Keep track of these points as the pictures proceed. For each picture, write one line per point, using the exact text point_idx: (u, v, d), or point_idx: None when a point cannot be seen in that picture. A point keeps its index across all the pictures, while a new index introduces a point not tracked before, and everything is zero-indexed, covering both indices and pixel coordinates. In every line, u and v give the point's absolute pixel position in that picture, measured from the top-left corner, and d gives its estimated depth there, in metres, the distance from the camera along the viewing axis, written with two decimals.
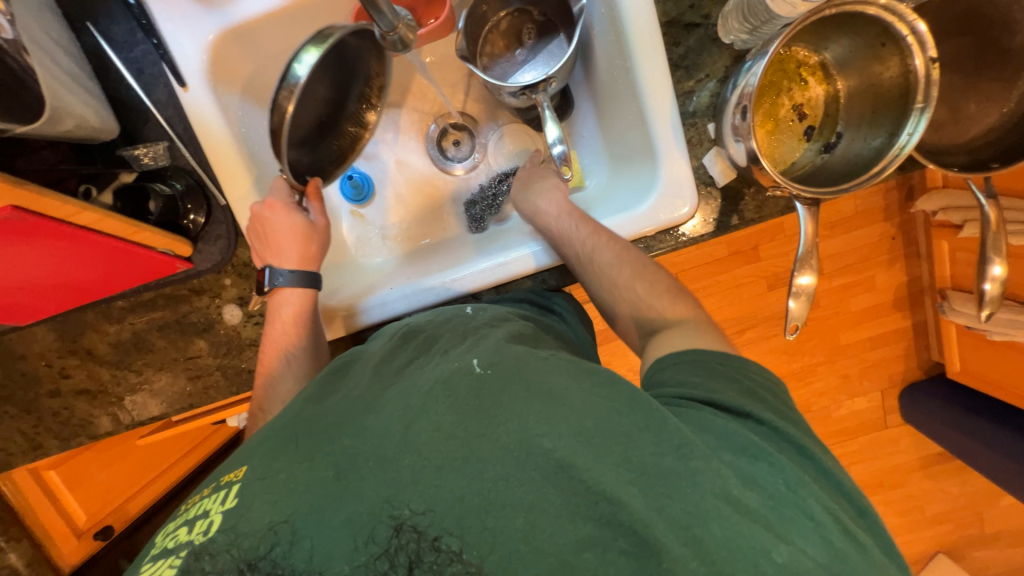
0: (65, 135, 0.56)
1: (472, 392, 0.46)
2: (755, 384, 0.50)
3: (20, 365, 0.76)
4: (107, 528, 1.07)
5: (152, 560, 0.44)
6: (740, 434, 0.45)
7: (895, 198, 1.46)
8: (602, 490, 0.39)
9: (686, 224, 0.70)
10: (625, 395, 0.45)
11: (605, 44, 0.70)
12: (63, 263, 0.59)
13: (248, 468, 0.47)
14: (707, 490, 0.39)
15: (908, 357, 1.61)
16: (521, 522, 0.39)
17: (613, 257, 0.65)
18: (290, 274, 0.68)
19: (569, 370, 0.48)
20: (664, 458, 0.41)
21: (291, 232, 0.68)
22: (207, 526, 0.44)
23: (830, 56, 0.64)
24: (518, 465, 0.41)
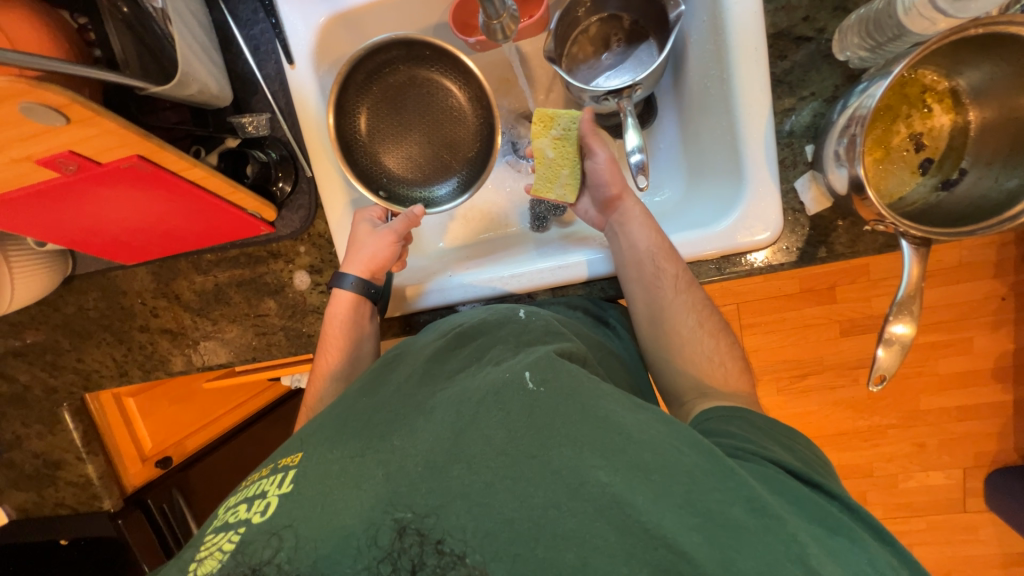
0: (189, 99, 0.61)
1: (526, 408, 0.45)
2: (802, 453, 0.51)
3: (121, 300, 0.85)
4: (165, 458, 1.15)
5: (213, 533, 0.47)
6: (811, 501, 0.44)
7: (1011, 254, 1.28)
8: (663, 536, 0.38)
9: (751, 256, 0.65)
10: (685, 435, 0.44)
11: (701, 53, 0.67)
12: (167, 212, 0.65)
13: (304, 454, 0.49)
14: (783, 553, 0.38)
15: (1002, 437, 1.40)
16: (572, 556, 0.38)
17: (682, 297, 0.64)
18: (354, 283, 0.70)
19: (621, 400, 0.47)
20: (735, 510, 0.39)
21: (367, 244, 0.70)
22: (265, 507, 0.46)
23: (965, 82, 0.56)
24: (571, 493, 0.40)
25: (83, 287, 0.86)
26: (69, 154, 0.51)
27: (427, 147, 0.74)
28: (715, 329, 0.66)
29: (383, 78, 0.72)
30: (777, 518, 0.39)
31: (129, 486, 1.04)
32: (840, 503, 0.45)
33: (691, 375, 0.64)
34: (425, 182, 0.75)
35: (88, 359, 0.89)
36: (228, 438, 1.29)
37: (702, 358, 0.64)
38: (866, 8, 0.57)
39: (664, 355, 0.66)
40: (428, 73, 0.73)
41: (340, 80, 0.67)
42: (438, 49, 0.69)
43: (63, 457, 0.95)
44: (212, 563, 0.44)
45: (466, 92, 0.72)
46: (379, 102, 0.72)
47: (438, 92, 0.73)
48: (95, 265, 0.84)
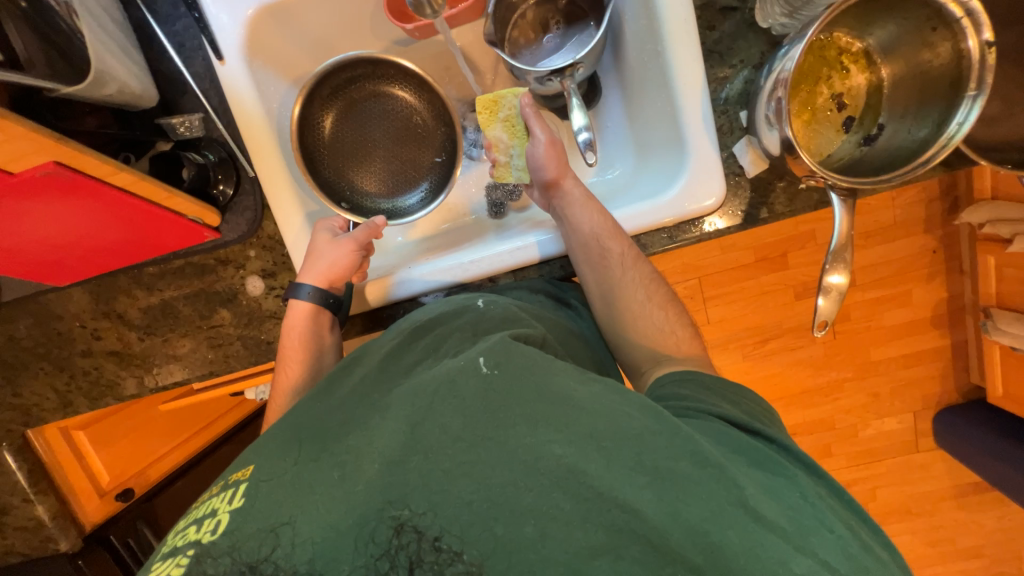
0: (108, 99, 0.58)
1: (481, 393, 0.44)
2: (745, 404, 0.53)
3: (57, 325, 0.80)
4: (126, 491, 1.09)
5: (161, 560, 0.44)
6: (751, 450, 0.46)
7: (938, 209, 1.38)
8: (614, 498, 0.39)
9: (705, 224, 0.68)
10: (635, 401, 0.45)
11: (636, 29, 0.69)
12: (98, 224, 0.61)
13: (254, 466, 0.47)
14: (725, 498, 0.40)
15: (944, 379, 1.52)
16: (530, 530, 0.39)
17: (629, 267, 0.66)
18: (311, 292, 0.68)
19: (574, 374, 0.48)
20: (681, 465, 0.41)
21: (325, 253, 0.68)
22: (214, 526, 0.44)
23: (875, 42, 0.61)
24: (526, 472, 0.40)
25: (13, 314, 0.79)
26: None
27: (393, 161, 0.78)
28: (665, 300, 0.68)
29: (347, 97, 0.76)
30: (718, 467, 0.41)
31: (88, 524, 0.98)
32: (779, 448, 0.48)
33: (643, 341, 0.66)
34: (392, 193, 0.78)
35: (26, 392, 0.83)
36: (195, 464, 1.22)
37: (654, 330, 0.66)
38: None
39: (617, 329, 0.68)
40: (391, 91, 0.76)
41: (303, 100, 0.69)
42: (403, 69, 0.73)
43: (6, 502, 0.88)
44: None
45: (428, 107, 0.76)
46: (343, 121, 0.76)
47: (402, 108, 0.77)
48: (23, 289, 0.78)
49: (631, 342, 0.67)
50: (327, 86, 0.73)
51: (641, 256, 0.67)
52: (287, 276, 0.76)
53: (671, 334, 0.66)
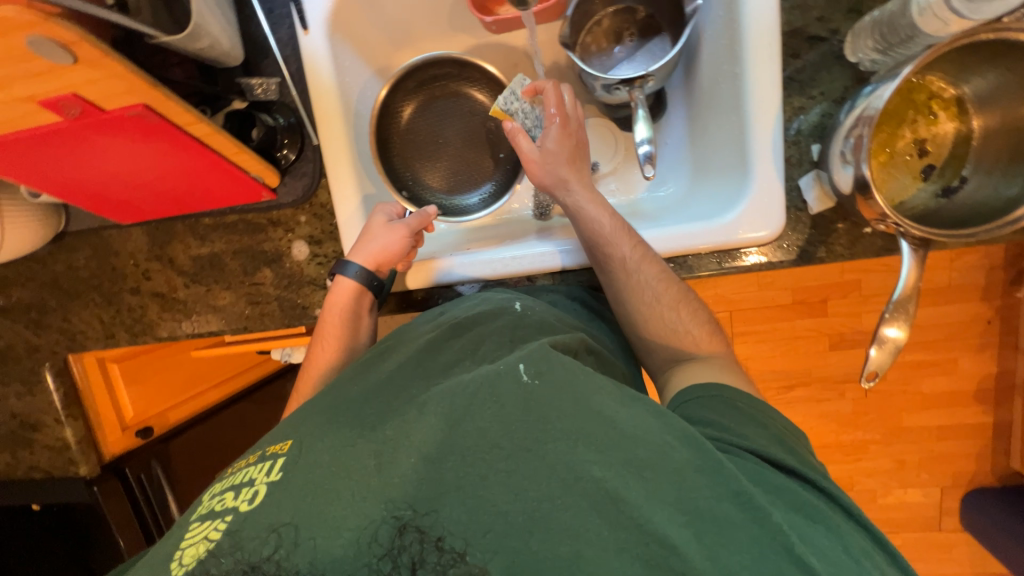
0: (198, 52, 0.61)
1: (521, 403, 0.44)
2: (779, 434, 0.51)
3: (113, 260, 0.84)
4: (146, 429, 1.12)
5: (198, 522, 0.46)
6: (793, 493, 0.43)
7: (1000, 278, 1.30)
8: (654, 531, 0.38)
9: (747, 256, 0.66)
10: (675, 430, 0.44)
11: (714, 49, 0.68)
12: (170, 168, 0.64)
13: (293, 443, 0.49)
14: (770, 546, 0.38)
15: (980, 458, 1.43)
16: (567, 551, 0.38)
17: (633, 255, 0.64)
18: (357, 272, 0.69)
19: (611, 391, 0.47)
20: (723, 506, 0.39)
21: (378, 237, 0.69)
22: (252, 495, 0.46)
23: (970, 91, 0.57)
24: (565, 488, 0.40)
25: (75, 244, 0.84)
26: (73, 97, 0.50)
27: (460, 160, 0.80)
28: (676, 296, 0.64)
29: (427, 94, 0.78)
30: (764, 512, 0.39)
31: (105, 454, 1.01)
32: (820, 491, 0.45)
33: (655, 335, 0.65)
34: (453, 190, 0.80)
35: (74, 319, 0.87)
36: (211, 414, 1.27)
37: (665, 326, 0.64)
38: (880, 11, 0.58)
39: (626, 321, 0.67)
40: (470, 93, 0.79)
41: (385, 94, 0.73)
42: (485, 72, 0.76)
43: (40, 419, 0.93)
44: (199, 550, 0.43)
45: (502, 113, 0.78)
46: (419, 115, 0.79)
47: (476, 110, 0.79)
48: (89, 222, 0.82)
49: (652, 344, 0.66)
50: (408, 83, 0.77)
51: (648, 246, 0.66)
52: (332, 246, 0.78)
53: (703, 351, 0.63)
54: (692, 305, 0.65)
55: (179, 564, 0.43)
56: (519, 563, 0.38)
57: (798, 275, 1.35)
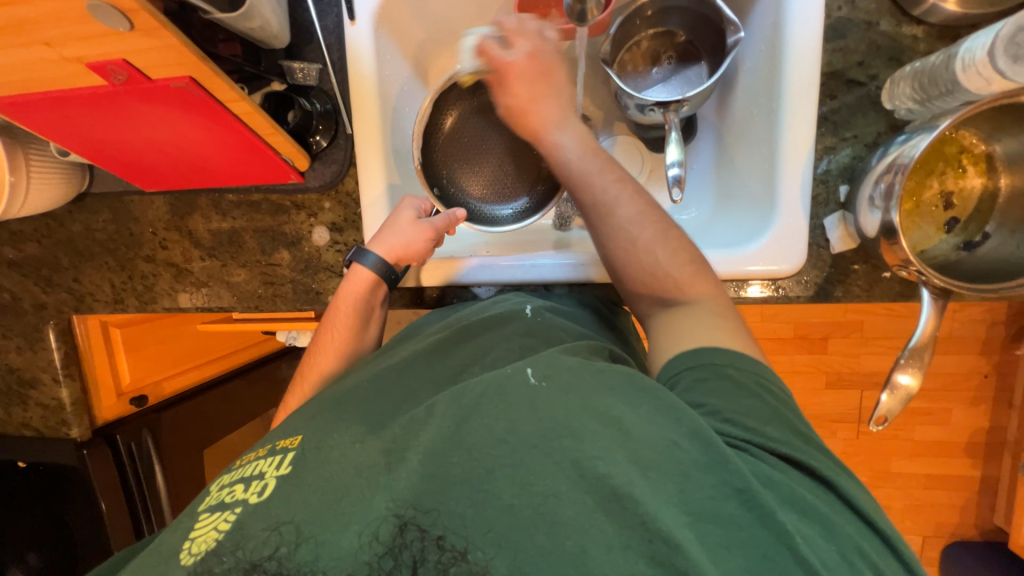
0: (247, 32, 0.62)
1: (527, 401, 0.44)
2: (777, 410, 0.48)
3: (132, 227, 0.84)
4: (141, 397, 1.11)
5: (207, 512, 0.47)
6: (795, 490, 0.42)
7: (1000, 334, 1.31)
8: (659, 530, 0.37)
9: (748, 288, 0.67)
10: (685, 426, 0.43)
11: (752, 81, 0.69)
12: (204, 142, 0.65)
13: (303, 438, 0.50)
14: (771, 546, 0.38)
15: (965, 511, 1.43)
16: (573, 549, 0.38)
17: (613, 185, 0.61)
18: (375, 262, 0.69)
19: (621, 390, 0.46)
20: (727, 505, 0.39)
21: (400, 231, 0.70)
22: (261, 488, 0.46)
23: (1001, 149, 0.59)
24: (572, 484, 0.40)
25: (95, 207, 0.84)
26: (122, 62, 0.51)
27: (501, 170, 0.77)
28: (651, 238, 0.59)
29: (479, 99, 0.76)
30: (780, 523, 0.38)
31: (98, 419, 1.02)
32: (823, 484, 0.44)
33: (635, 278, 0.60)
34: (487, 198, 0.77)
35: (85, 281, 0.87)
36: (207, 389, 1.27)
37: (643, 268, 0.59)
38: (922, 62, 0.59)
39: (606, 263, 0.63)
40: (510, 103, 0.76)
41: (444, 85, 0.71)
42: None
43: (36, 376, 0.93)
44: (208, 541, 0.43)
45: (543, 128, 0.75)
46: (468, 119, 0.76)
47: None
48: (112, 185, 0.82)
49: (636, 292, 0.61)
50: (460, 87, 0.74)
51: (626, 176, 0.62)
52: (352, 234, 0.78)
53: (691, 298, 0.57)
54: (674, 244, 0.59)
55: (188, 553, 0.43)
56: (521, 564, 0.38)
57: (802, 311, 1.36)
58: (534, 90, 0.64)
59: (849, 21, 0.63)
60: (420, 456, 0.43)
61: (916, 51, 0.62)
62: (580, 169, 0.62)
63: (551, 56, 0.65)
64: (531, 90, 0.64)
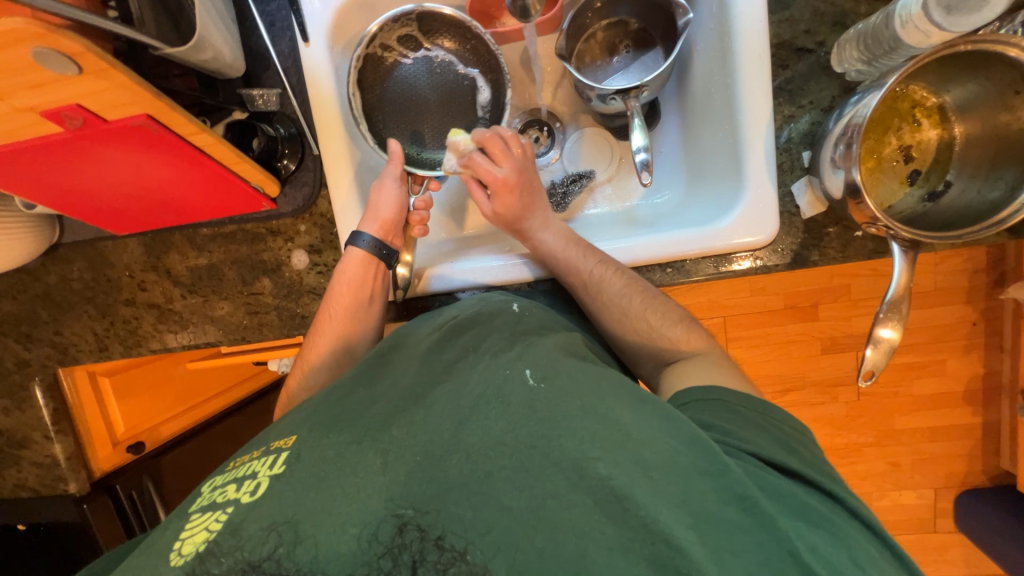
0: (200, 64, 0.62)
1: (527, 403, 0.44)
2: (772, 429, 0.50)
3: (108, 271, 0.83)
4: (137, 444, 1.09)
5: (199, 511, 0.46)
6: (799, 497, 0.43)
7: (983, 280, 1.33)
8: (660, 530, 0.37)
9: (736, 263, 0.68)
10: (684, 435, 0.42)
11: (707, 59, 0.70)
12: (169, 178, 0.64)
13: (298, 438, 0.48)
14: (776, 552, 0.37)
15: (972, 459, 1.45)
16: (571, 548, 0.38)
17: (596, 268, 0.66)
18: (368, 242, 0.70)
19: (623, 397, 0.45)
20: (730, 511, 0.39)
21: (380, 201, 0.71)
22: (254, 488, 0.45)
23: (951, 99, 0.60)
24: (568, 483, 0.39)
25: (69, 256, 0.83)
26: (76, 107, 0.50)
27: (450, 120, 0.74)
28: (639, 307, 0.65)
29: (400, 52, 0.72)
30: (771, 517, 0.38)
31: (96, 470, 0.99)
32: (826, 495, 0.45)
33: (636, 344, 0.67)
34: (443, 147, 0.75)
35: (66, 332, 0.86)
36: (206, 426, 1.26)
37: (642, 335, 0.66)
38: (864, 24, 0.61)
39: (603, 332, 0.69)
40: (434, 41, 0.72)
41: (360, 58, 0.68)
42: (445, 18, 0.69)
43: (26, 436, 0.91)
44: (199, 541, 0.43)
45: (475, 59, 0.73)
46: (398, 73, 0.72)
47: (449, 61, 0.73)
48: (84, 233, 0.81)
49: (638, 353, 0.68)
50: (372, 56, 0.70)
51: (608, 257, 0.68)
52: (331, 254, 0.78)
53: (690, 354, 0.64)
54: (662, 309, 0.66)
55: (177, 555, 0.42)
56: (523, 562, 0.38)
57: (789, 281, 1.37)
58: (524, 199, 0.70)
59: None
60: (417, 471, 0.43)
61: (859, 14, 0.64)
62: (566, 257, 0.68)
63: (532, 169, 0.72)
64: (516, 199, 0.70)
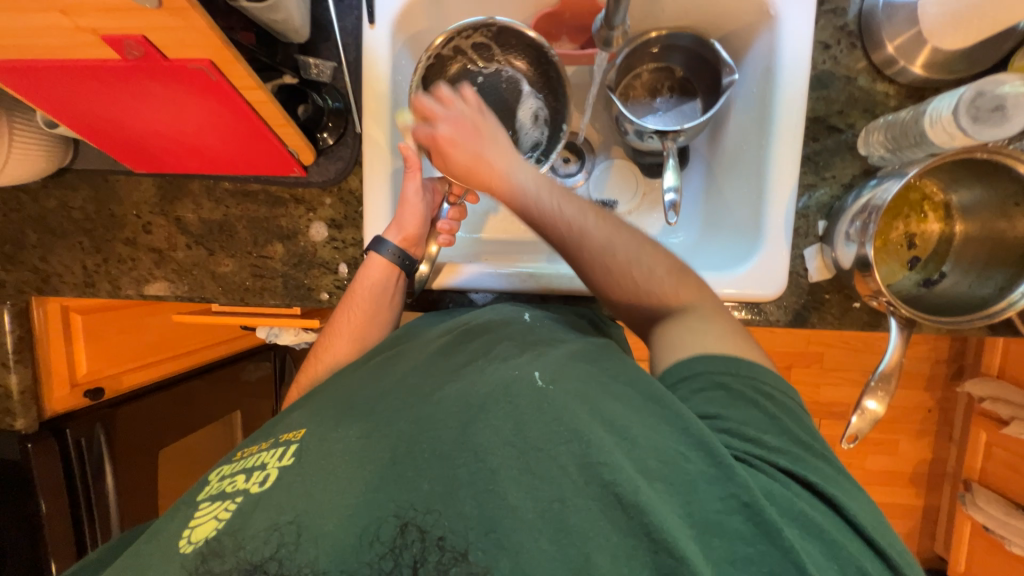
0: (270, 23, 0.62)
1: (536, 405, 0.45)
2: (793, 426, 0.48)
3: (113, 208, 0.80)
4: (97, 390, 1.03)
5: (207, 501, 0.47)
6: (796, 503, 0.42)
7: (943, 371, 1.42)
8: (664, 539, 0.38)
9: None
10: (690, 436, 0.43)
11: (744, 120, 0.75)
12: (210, 125, 0.63)
13: (307, 431, 0.50)
14: (776, 561, 0.38)
15: (909, 539, 1.52)
16: (575, 552, 0.38)
17: (579, 214, 0.58)
18: (391, 250, 0.70)
19: (630, 399, 0.47)
20: (733, 520, 0.40)
21: (406, 212, 0.71)
22: (263, 478, 0.46)
23: (957, 199, 0.66)
24: (575, 488, 0.40)
25: (74, 183, 0.80)
26: (142, 40, 0.50)
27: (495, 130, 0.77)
28: (628, 257, 0.57)
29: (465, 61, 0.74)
30: (775, 527, 0.39)
31: (47, 411, 0.94)
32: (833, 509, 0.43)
33: (622, 298, 0.59)
34: None
35: (53, 261, 0.82)
36: (171, 386, 1.20)
37: (628, 290, 0.58)
38: (893, 116, 0.66)
39: (597, 293, 0.61)
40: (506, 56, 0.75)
41: (429, 56, 0.70)
42: (522, 37, 0.71)
43: None
44: (208, 529, 0.44)
45: (541, 79, 0.75)
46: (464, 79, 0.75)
47: (514, 78, 0.75)
48: (98, 163, 0.79)
49: (625, 311, 0.60)
50: (441, 57, 0.72)
51: (593, 204, 0.60)
52: (351, 232, 0.78)
53: (680, 308, 0.56)
54: (655, 257, 0.58)
55: (187, 542, 0.44)
56: (524, 563, 0.38)
57: (769, 340, 1.43)
58: (473, 148, 0.61)
59: (831, 74, 0.70)
60: (425, 459, 0.43)
61: (887, 106, 0.70)
62: (541, 207, 0.58)
63: (476, 115, 0.62)
64: (461, 145, 0.60)
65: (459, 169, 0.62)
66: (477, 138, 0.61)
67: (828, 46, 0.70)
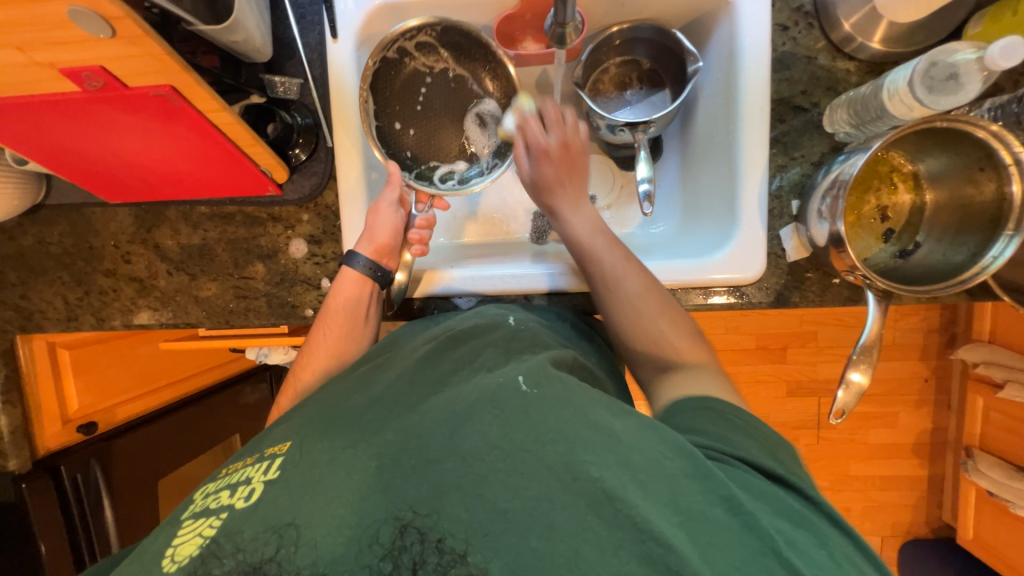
0: (230, 45, 0.63)
1: (521, 410, 0.45)
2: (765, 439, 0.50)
3: (91, 240, 0.80)
4: (90, 424, 1.02)
5: (190, 518, 0.47)
6: (777, 498, 0.43)
7: (936, 340, 1.43)
8: (650, 529, 0.38)
9: (714, 296, 0.72)
10: (669, 443, 0.44)
11: (712, 107, 0.76)
12: (178, 150, 0.63)
13: (291, 444, 0.50)
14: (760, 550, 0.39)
15: (917, 510, 1.53)
16: (563, 548, 0.38)
17: (619, 262, 0.66)
18: (362, 263, 0.70)
19: (609, 404, 0.48)
20: (715, 511, 0.40)
21: (377, 224, 0.71)
22: (248, 493, 0.46)
23: (924, 168, 0.66)
24: (564, 489, 0.40)
25: (51, 219, 0.80)
26: (100, 70, 0.50)
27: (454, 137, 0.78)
28: (656, 310, 0.64)
29: (414, 63, 0.74)
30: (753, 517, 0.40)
31: (41, 450, 0.93)
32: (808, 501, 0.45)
33: (638, 345, 0.64)
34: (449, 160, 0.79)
35: (34, 297, 0.81)
36: (166, 414, 1.19)
37: (649, 337, 0.64)
38: (854, 92, 0.67)
39: (612, 332, 0.67)
40: (458, 57, 0.75)
41: (376, 61, 0.70)
42: (470, 37, 0.71)
43: None
44: (192, 546, 0.43)
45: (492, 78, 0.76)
46: (415, 82, 0.75)
47: (463, 77, 0.76)
48: (73, 196, 0.79)
49: (638, 356, 0.65)
50: (389, 60, 0.72)
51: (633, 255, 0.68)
52: (331, 247, 0.78)
53: (693, 365, 0.60)
54: (674, 314, 0.64)
55: (171, 560, 0.43)
56: (514, 561, 0.38)
57: (761, 323, 1.43)
58: (560, 175, 0.70)
59: (792, 55, 0.71)
60: (410, 467, 0.43)
61: (850, 83, 0.70)
62: (592, 245, 0.68)
63: (581, 152, 0.72)
64: (556, 172, 0.70)
65: (537, 179, 0.71)
66: (569, 169, 0.70)
67: (787, 28, 0.70)
